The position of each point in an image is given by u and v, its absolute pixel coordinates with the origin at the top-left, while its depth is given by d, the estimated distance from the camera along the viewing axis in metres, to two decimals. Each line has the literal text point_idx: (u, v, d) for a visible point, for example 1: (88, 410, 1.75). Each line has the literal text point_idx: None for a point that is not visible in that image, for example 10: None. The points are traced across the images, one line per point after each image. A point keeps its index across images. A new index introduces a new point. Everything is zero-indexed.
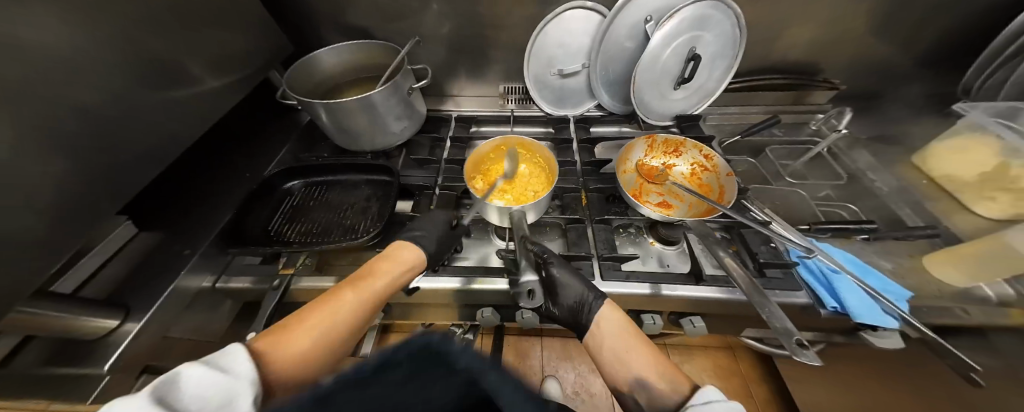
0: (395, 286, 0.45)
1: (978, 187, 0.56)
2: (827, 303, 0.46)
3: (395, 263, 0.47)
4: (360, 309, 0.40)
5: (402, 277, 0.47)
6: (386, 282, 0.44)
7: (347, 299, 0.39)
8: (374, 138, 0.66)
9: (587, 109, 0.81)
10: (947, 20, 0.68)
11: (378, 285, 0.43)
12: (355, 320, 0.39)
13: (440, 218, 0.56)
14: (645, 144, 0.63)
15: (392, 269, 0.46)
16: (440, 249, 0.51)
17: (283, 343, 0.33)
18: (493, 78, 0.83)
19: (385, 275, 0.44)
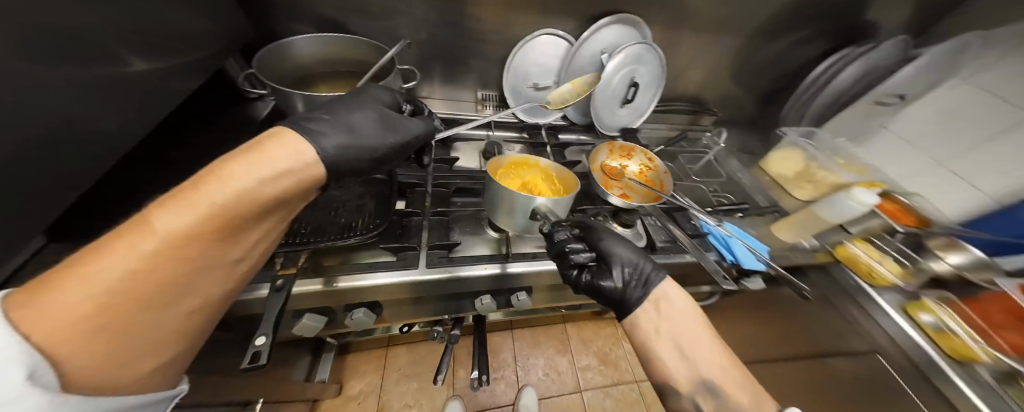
0: (250, 193, 0.31)
1: (795, 180, 0.87)
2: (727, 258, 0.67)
3: (258, 160, 0.32)
4: (184, 232, 0.28)
5: (265, 182, 0.32)
6: (229, 193, 0.30)
7: (153, 227, 0.27)
8: None
9: (555, 119, 0.94)
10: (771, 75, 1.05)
11: (216, 199, 0.30)
12: (181, 250, 0.28)
13: (376, 102, 0.51)
14: (608, 149, 0.82)
15: (245, 172, 0.31)
16: (349, 149, 0.40)
17: (56, 292, 0.25)
18: (470, 85, 0.89)
19: (228, 180, 0.30)
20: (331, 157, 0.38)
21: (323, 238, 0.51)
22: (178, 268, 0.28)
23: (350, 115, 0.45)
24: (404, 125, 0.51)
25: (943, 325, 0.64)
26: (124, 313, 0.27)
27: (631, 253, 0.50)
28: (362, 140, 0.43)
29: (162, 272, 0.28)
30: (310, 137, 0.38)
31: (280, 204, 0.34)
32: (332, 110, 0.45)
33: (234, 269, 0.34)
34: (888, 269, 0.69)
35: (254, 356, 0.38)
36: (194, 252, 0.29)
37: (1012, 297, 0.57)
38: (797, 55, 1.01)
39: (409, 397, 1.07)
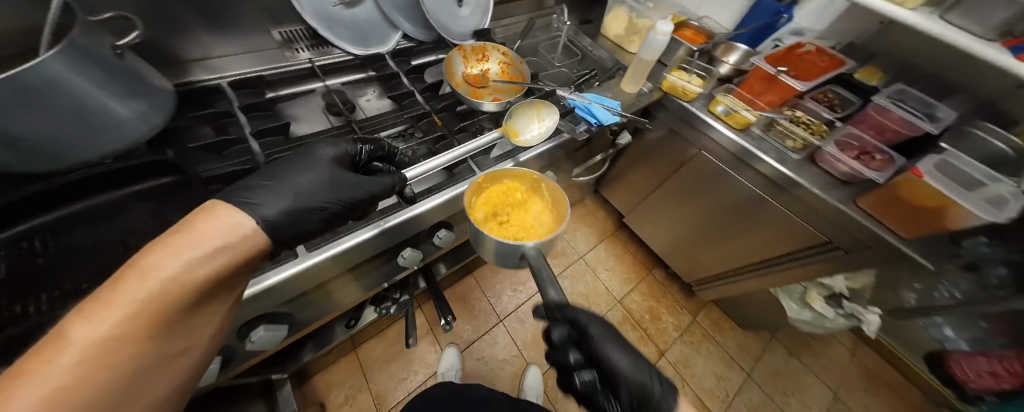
0: (177, 280, 0.28)
1: (626, 37, 0.97)
2: (590, 121, 0.74)
3: (180, 244, 0.29)
4: (109, 337, 0.25)
5: (196, 265, 0.29)
6: (152, 288, 0.27)
7: (83, 332, 0.24)
8: (94, 139, 0.42)
9: (396, 42, 0.80)
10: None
11: (139, 294, 0.26)
12: (107, 359, 0.25)
13: (324, 157, 0.44)
14: (461, 56, 0.75)
15: (170, 264, 0.28)
16: (294, 217, 0.37)
17: None
18: (258, 23, 0.68)
19: (149, 274, 0.27)
20: (272, 229, 0.35)
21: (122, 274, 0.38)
22: (113, 370, 0.25)
23: (298, 177, 0.40)
24: (362, 183, 0.43)
25: (731, 109, 0.83)
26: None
27: (630, 363, 0.46)
28: (308, 205, 0.38)
29: (90, 388, 0.24)
30: (250, 210, 0.34)
31: (222, 283, 0.31)
32: (275, 174, 0.39)
33: (180, 363, 0.30)
34: (694, 84, 0.86)
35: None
36: (124, 354, 0.26)
37: (762, 68, 0.80)
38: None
39: (400, 371, 1.07)
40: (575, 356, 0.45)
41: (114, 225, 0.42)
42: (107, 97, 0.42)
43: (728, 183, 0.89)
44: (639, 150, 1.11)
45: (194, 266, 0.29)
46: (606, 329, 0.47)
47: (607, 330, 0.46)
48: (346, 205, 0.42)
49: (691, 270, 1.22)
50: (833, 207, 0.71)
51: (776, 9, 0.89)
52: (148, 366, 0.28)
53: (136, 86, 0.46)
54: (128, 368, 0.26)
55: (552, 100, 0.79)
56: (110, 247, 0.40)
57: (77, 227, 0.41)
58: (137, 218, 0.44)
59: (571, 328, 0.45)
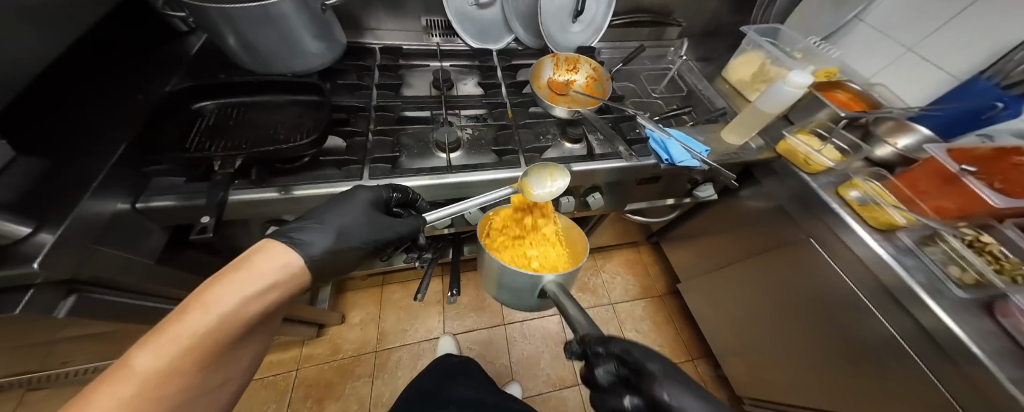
0: (232, 313, 0.37)
1: (750, 83, 0.84)
2: (662, 156, 0.68)
3: (243, 281, 0.38)
4: (166, 366, 0.33)
5: (249, 302, 0.38)
6: (214, 319, 0.36)
7: (147, 363, 0.32)
8: (292, 61, 0.63)
9: (507, 43, 0.90)
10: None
11: (198, 328, 0.35)
12: (164, 386, 0.32)
13: (362, 202, 0.52)
14: (552, 63, 0.79)
15: (223, 307, 0.36)
16: (333, 255, 0.47)
17: None
18: (414, 10, 0.86)
19: (213, 307, 0.36)
20: (314, 264, 0.45)
21: (260, 147, 0.55)
22: (165, 402, 0.32)
23: (338, 218, 0.49)
24: (390, 225, 0.53)
25: (871, 198, 0.60)
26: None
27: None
28: (347, 242, 0.48)
29: (148, 410, 0.31)
30: (299, 247, 0.44)
31: (261, 318, 0.40)
32: (320, 215, 0.49)
33: (212, 392, 0.38)
34: (825, 155, 0.67)
35: (201, 230, 0.46)
36: (178, 385, 0.33)
37: (938, 160, 0.54)
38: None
39: (405, 323, 1.18)
40: (581, 326, 0.44)
41: (273, 116, 0.62)
42: (305, 35, 0.60)
43: (826, 289, 0.70)
44: (724, 215, 0.95)
45: (241, 309, 0.37)
46: (607, 292, 0.47)
47: (670, 367, 0.30)
48: (377, 243, 0.53)
49: (750, 384, 0.97)
50: (990, 377, 0.46)
51: (994, 95, 0.61)
52: (190, 400, 0.35)
53: (327, 34, 0.65)
54: (175, 394, 0.33)
55: (629, 125, 0.76)
56: (265, 130, 0.59)
57: (253, 110, 0.63)
58: (280, 117, 0.62)
59: (596, 339, 0.39)
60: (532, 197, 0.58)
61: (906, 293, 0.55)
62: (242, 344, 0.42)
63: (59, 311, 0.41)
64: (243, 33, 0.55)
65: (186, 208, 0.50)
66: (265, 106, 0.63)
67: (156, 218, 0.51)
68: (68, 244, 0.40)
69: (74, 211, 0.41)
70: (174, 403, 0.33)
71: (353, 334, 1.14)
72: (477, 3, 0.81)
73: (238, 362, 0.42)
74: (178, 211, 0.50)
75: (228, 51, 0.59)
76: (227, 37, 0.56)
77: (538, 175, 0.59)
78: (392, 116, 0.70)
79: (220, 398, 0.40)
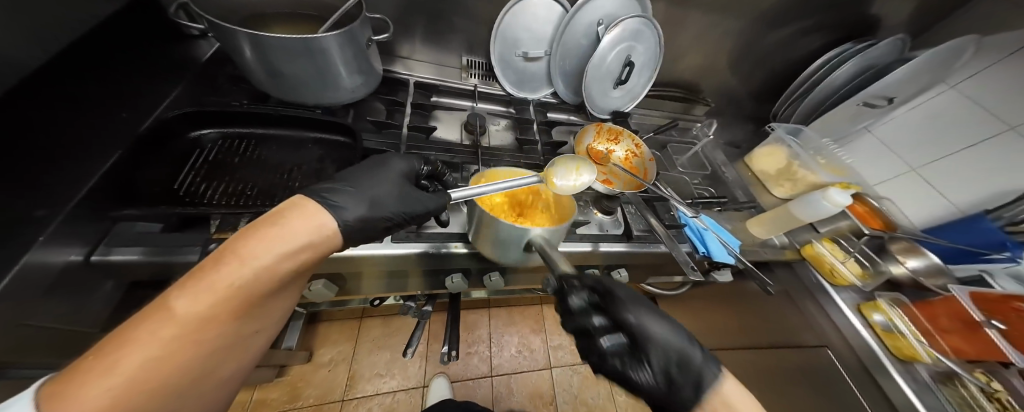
0: (270, 270, 0.31)
1: (775, 177, 0.87)
2: (700, 249, 0.68)
3: (278, 238, 0.32)
4: (203, 315, 0.28)
5: (287, 259, 0.32)
6: (250, 274, 0.30)
7: (182, 309, 0.27)
8: (317, 89, 0.57)
9: (544, 95, 0.87)
10: (771, 66, 1.02)
11: (234, 280, 0.30)
12: (202, 332, 0.28)
13: (394, 172, 0.47)
14: (594, 131, 0.77)
15: (260, 258, 0.31)
16: (366, 223, 0.40)
17: (73, 393, 0.23)
18: (455, 48, 0.81)
19: (248, 260, 0.30)
20: (348, 230, 0.39)
21: (270, 203, 0.46)
22: (202, 347, 0.29)
23: (372, 187, 0.43)
24: (421, 201, 0.46)
25: (892, 324, 0.64)
26: (132, 397, 0.25)
27: (670, 332, 0.36)
28: (379, 214, 0.42)
29: (183, 359, 0.27)
30: (333, 211, 0.38)
31: (297, 276, 0.34)
32: (356, 181, 0.43)
33: (249, 340, 0.34)
34: (849, 269, 0.70)
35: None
36: (214, 335, 0.29)
37: (960, 301, 0.58)
38: (803, 43, 0.96)
39: (381, 365, 1.02)
40: (600, 322, 0.36)
41: (289, 157, 0.53)
42: (340, 68, 0.55)
43: (819, 360, 0.73)
44: (726, 290, 0.96)
45: (280, 262, 0.32)
46: (630, 292, 0.37)
47: (637, 295, 0.37)
48: (407, 218, 0.45)
49: None
50: None
51: (998, 238, 0.65)
52: (227, 345, 0.31)
53: (364, 67, 0.60)
54: (213, 340, 0.30)
55: (664, 206, 0.75)
56: (278, 174, 0.50)
57: (264, 146, 0.54)
58: (297, 159, 0.54)
59: (591, 294, 0.36)
60: (555, 189, 0.51)
61: (878, 364, 0.66)
62: (284, 293, 0.37)
63: None
64: (268, 56, 0.48)
65: (157, 265, 0.39)
66: (280, 142, 0.55)
67: (119, 272, 0.39)
68: None
69: None
70: (214, 345, 0.30)
71: (322, 375, 0.98)
72: (524, 55, 0.78)
73: (280, 311, 0.38)
74: (147, 269, 0.39)
75: (243, 68, 0.52)
76: (245, 53, 0.49)
77: (564, 167, 0.53)
78: None
79: (260, 342, 0.37)
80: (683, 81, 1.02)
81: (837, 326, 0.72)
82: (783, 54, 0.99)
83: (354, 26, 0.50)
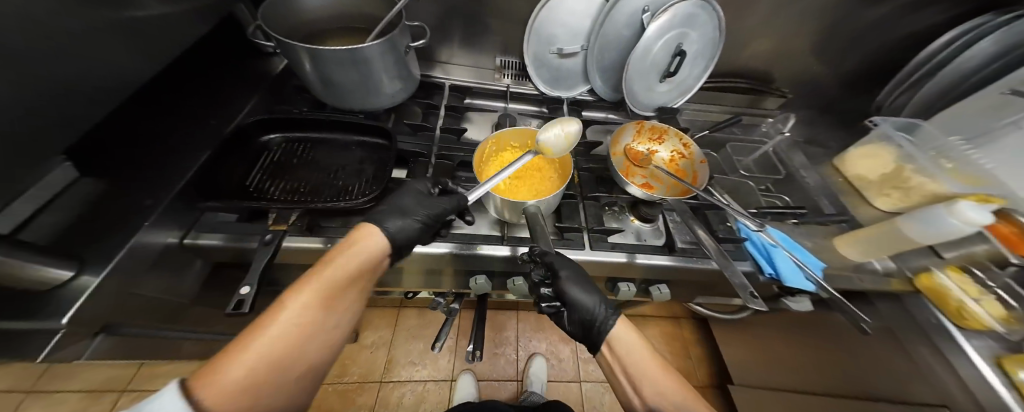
0: (349, 268, 0.41)
1: (879, 186, 0.70)
2: (766, 270, 0.57)
3: (353, 247, 0.43)
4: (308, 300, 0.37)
5: (359, 261, 0.42)
6: (336, 270, 0.40)
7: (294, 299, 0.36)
8: (363, 95, 0.61)
9: (579, 93, 0.83)
10: (871, 46, 0.83)
11: (325, 275, 0.39)
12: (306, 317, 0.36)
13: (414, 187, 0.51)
14: (634, 130, 0.70)
15: (336, 272, 0.40)
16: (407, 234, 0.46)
17: (225, 366, 0.30)
18: (490, 49, 0.81)
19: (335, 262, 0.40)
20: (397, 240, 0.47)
21: (317, 200, 0.51)
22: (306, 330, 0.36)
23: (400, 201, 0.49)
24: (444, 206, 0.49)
25: None
26: (259, 389, 0.31)
27: (588, 297, 0.46)
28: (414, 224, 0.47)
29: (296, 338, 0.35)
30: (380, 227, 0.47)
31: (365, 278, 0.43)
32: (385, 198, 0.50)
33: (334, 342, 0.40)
34: (987, 309, 0.51)
35: (239, 304, 0.38)
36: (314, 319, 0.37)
37: None
38: (920, 17, 0.77)
39: (415, 355, 1.07)
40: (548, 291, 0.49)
41: (336, 159, 0.59)
42: (382, 76, 0.59)
43: None
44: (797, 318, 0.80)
45: (355, 261, 0.42)
46: (574, 271, 0.48)
47: (579, 273, 0.48)
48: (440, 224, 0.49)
49: None
50: None
51: None
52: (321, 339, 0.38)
53: (404, 73, 0.63)
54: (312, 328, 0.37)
55: (719, 214, 0.65)
56: (327, 173, 0.56)
57: (317, 148, 0.60)
58: (344, 159, 0.59)
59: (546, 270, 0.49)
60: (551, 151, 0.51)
61: None
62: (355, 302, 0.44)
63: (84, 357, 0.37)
64: (324, 67, 0.54)
65: (233, 249, 0.47)
66: (329, 145, 0.61)
67: (203, 253, 0.47)
68: (115, 283, 0.37)
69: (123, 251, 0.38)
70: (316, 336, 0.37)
71: (365, 357, 1.06)
72: (559, 52, 0.75)
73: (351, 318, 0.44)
74: (225, 252, 0.47)
75: (304, 79, 0.59)
76: (305, 65, 0.55)
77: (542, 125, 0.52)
78: (451, 165, 0.64)
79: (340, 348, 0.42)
80: (751, 70, 0.88)
81: (961, 379, 0.52)
82: (887, 31, 0.80)
83: (394, 34, 0.53)
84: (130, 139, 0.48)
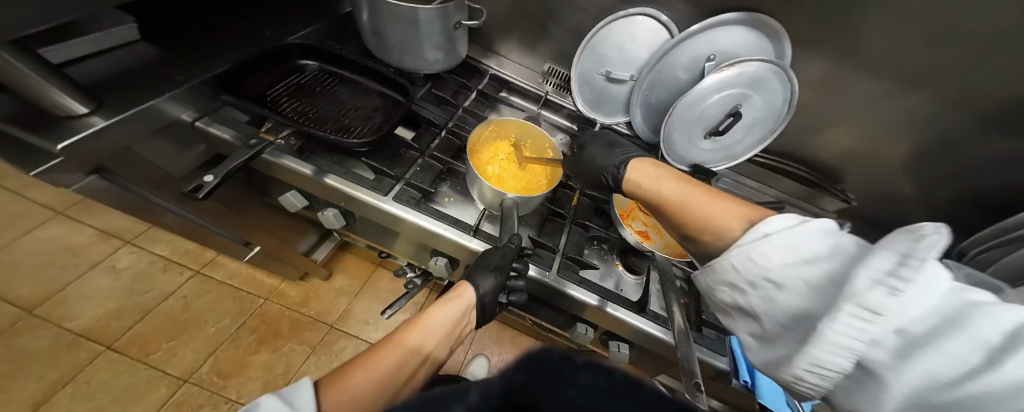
0: (445, 321, 0.46)
1: None
2: (742, 375, 0.49)
3: (454, 303, 0.47)
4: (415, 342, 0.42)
5: (455, 316, 0.47)
6: (440, 320, 0.45)
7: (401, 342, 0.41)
8: (403, 57, 0.64)
9: (616, 122, 0.77)
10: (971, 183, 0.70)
11: (429, 322, 0.45)
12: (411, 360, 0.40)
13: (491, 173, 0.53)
14: None
15: (435, 327, 0.45)
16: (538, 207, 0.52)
17: (347, 381, 0.34)
18: (543, 53, 0.81)
19: (433, 316, 0.45)
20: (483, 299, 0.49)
21: (319, 128, 0.54)
22: (405, 366, 0.39)
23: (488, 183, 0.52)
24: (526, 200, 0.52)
25: None
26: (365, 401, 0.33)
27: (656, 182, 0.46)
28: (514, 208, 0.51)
29: (393, 363, 0.38)
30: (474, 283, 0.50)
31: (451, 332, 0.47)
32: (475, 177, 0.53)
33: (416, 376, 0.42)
34: None
35: (199, 188, 0.42)
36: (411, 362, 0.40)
37: None
38: None
39: (372, 316, 1.03)
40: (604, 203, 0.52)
41: (356, 101, 0.62)
42: (425, 42, 0.61)
43: None
44: None
45: (455, 315, 0.47)
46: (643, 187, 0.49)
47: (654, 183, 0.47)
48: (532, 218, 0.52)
49: None
50: None
51: None
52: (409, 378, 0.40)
53: (448, 47, 0.65)
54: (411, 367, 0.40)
55: (713, 296, 0.57)
56: (341, 109, 0.59)
57: (343, 86, 0.63)
58: (361, 104, 0.62)
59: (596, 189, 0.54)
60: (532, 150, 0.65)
61: None
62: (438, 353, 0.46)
63: (73, 186, 0.42)
64: (378, 18, 0.58)
65: (233, 146, 0.50)
66: (355, 87, 0.64)
67: (206, 139, 0.52)
68: (119, 131, 0.42)
69: (139, 109, 0.43)
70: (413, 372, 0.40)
71: (326, 298, 1.03)
72: (606, 73, 0.71)
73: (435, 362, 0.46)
74: (225, 145, 0.51)
75: (359, 26, 0.64)
76: (364, 13, 0.60)
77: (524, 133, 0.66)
78: (455, 144, 0.64)
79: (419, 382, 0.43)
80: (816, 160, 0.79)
81: None
82: (991, 170, 0.68)
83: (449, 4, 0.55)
84: (192, 29, 0.55)
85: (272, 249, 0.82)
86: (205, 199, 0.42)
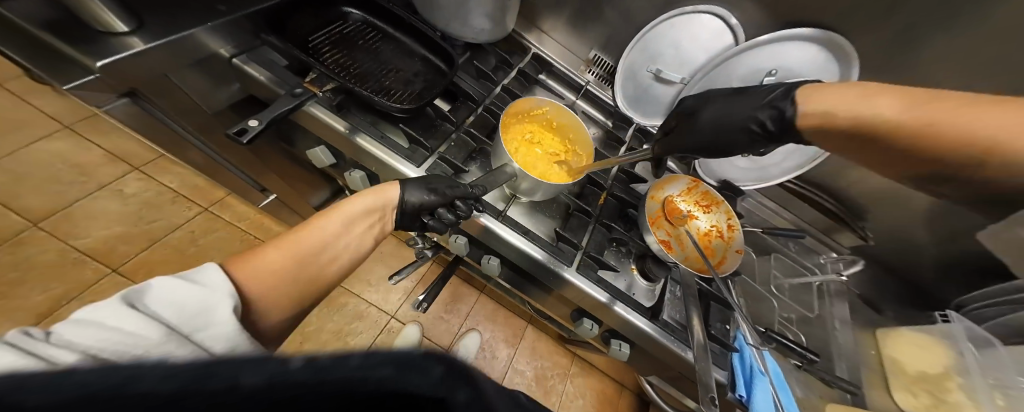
0: (353, 213, 0.42)
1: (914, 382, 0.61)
2: (737, 389, 0.51)
3: (370, 194, 0.44)
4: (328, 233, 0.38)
5: (364, 206, 0.43)
6: (351, 210, 0.41)
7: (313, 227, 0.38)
8: (448, 22, 0.61)
9: (653, 124, 0.75)
10: None
11: (344, 211, 0.41)
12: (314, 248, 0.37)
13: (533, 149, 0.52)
14: (685, 185, 0.66)
15: (345, 211, 0.41)
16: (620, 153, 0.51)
17: (249, 262, 0.31)
18: (592, 38, 0.76)
19: (343, 207, 0.41)
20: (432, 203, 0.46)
21: (361, 85, 0.51)
22: (308, 261, 0.35)
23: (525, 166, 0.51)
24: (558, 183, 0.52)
25: None
26: (291, 292, 0.33)
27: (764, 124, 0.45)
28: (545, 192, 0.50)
29: (297, 252, 0.35)
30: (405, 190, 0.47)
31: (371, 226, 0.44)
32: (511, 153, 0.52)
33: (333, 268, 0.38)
34: None
35: (242, 132, 0.41)
36: (320, 254, 0.37)
37: None
38: None
39: (375, 278, 1.06)
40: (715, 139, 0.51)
41: (396, 61, 0.59)
42: (476, 9, 0.58)
43: None
44: None
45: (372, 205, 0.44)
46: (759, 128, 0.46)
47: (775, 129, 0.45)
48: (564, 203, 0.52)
49: None
50: None
51: None
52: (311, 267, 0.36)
53: (498, 18, 0.62)
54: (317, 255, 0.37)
55: (721, 312, 0.59)
56: (382, 68, 0.56)
57: (385, 42, 0.60)
58: (401, 65, 0.59)
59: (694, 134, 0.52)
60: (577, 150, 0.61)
61: None
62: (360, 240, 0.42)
63: (106, 105, 0.41)
64: None
65: (270, 91, 0.48)
66: (397, 46, 0.61)
67: (240, 77, 0.49)
68: (158, 56, 0.40)
69: (179, 36, 0.40)
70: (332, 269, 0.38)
71: None
72: (656, 72, 0.69)
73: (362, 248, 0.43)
74: (260, 88, 0.48)
75: None
76: None
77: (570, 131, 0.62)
78: (492, 123, 0.62)
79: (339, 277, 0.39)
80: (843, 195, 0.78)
81: None
82: None
83: None
84: None
85: (287, 199, 0.82)
86: (248, 143, 0.41)
